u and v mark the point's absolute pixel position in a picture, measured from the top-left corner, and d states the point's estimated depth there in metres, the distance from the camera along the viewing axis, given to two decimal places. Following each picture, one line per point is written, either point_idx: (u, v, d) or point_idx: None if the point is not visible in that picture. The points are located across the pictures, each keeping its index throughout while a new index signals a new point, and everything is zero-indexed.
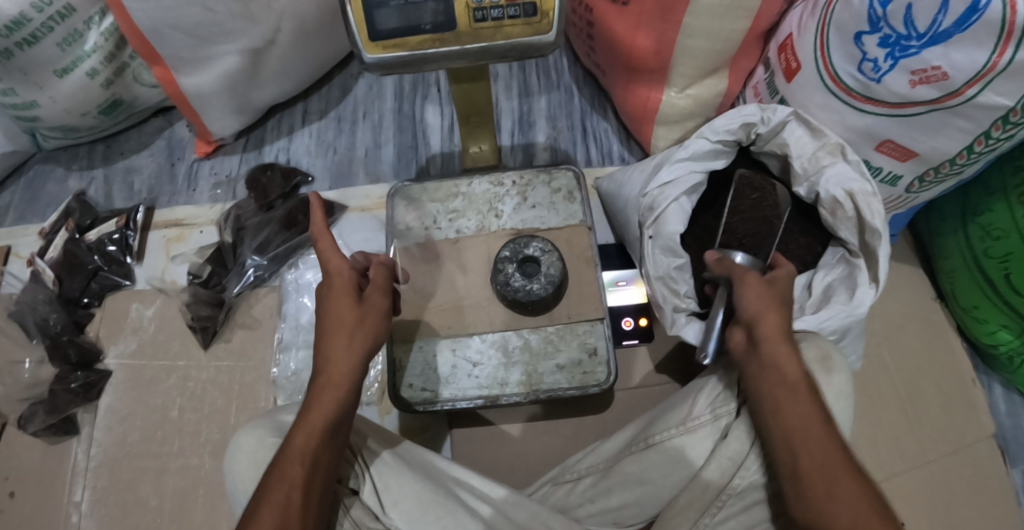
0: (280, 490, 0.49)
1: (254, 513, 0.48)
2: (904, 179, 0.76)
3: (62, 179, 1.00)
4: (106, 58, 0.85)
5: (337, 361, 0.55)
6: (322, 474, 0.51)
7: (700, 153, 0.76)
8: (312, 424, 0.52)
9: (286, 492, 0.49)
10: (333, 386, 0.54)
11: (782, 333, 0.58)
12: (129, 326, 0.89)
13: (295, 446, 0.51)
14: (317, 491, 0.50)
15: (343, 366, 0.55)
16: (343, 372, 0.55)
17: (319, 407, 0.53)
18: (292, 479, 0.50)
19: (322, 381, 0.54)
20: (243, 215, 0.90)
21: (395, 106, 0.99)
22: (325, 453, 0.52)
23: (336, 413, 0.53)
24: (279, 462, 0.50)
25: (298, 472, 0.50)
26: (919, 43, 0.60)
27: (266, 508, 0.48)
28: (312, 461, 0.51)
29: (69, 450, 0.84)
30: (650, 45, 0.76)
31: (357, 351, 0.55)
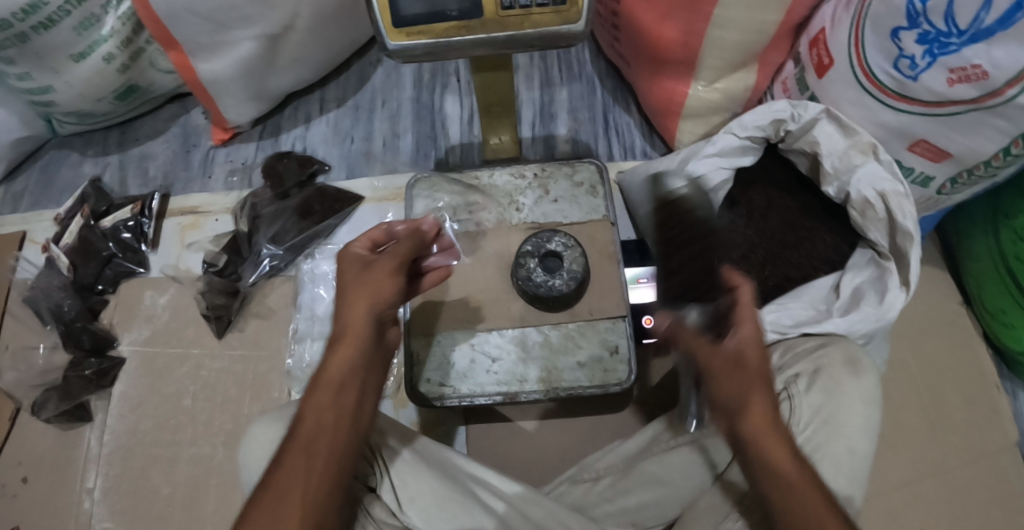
0: (290, 453, 0.49)
1: (268, 476, 0.48)
2: (936, 180, 0.74)
3: (77, 164, 0.99)
4: (122, 42, 0.84)
5: (350, 322, 0.54)
6: (331, 439, 0.49)
7: (728, 149, 0.76)
8: (324, 387, 0.51)
9: (297, 456, 0.48)
10: (347, 345, 0.53)
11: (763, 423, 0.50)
12: (142, 313, 0.89)
13: (307, 411, 0.50)
14: (325, 458, 0.48)
15: (355, 326, 0.54)
16: (358, 333, 0.54)
17: (331, 368, 0.52)
18: (301, 441, 0.49)
19: (338, 341, 0.53)
20: (260, 203, 0.88)
21: (413, 95, 0.98)
22: (334, 418, 0.50)
23: (348, 376, 0.52)
24: (292, 429, 0.50)
25: (306, 435, 0.49)
26: (959, 40, 0.58)
27: (276, 471, 0.48)
28: (320, 425, 0.50)
29: (82, 436, 0.84)
30: (677, 37, 0.74)
31: (364, 309, 0.54)
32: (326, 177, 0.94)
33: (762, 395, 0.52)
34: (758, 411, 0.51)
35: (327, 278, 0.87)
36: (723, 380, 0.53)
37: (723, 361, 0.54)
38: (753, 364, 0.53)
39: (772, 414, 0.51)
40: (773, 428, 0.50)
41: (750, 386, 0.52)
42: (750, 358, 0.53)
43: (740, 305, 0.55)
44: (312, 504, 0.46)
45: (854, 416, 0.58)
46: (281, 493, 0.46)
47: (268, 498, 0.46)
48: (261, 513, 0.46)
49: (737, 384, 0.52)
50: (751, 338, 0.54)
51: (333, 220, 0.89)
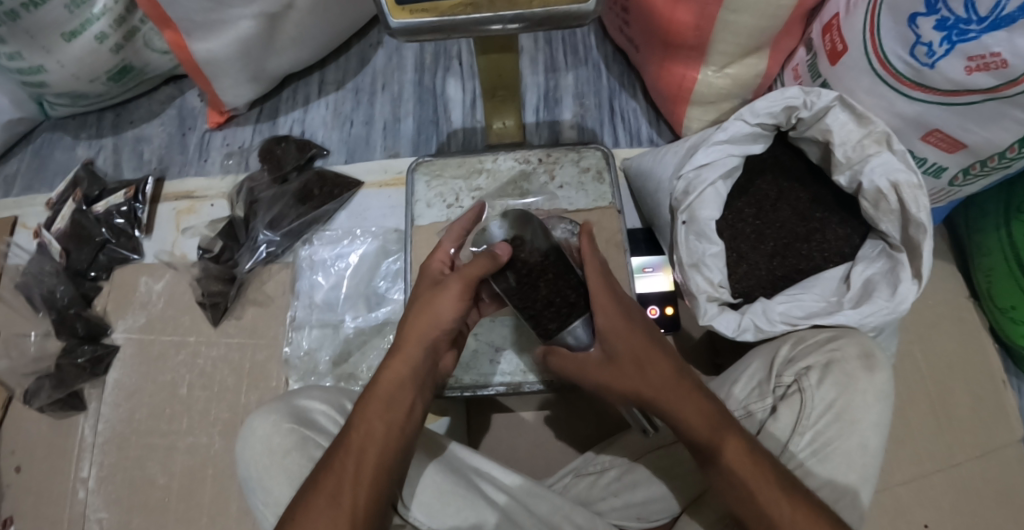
0: (338, 459, 0.48)
1: (316, 477, 0.47)
2: (949, 171, 0.72)
3: (70, 147, 0.97)
4: (116, 21, 0.81)
5: (409, 336, 0.55)
6: (381, 447, 0.48)
7: (739, 136, 0.74)
8: (376, 399, 0.51)
9: (346, 461, 0.48)
10: (401, 360, 0.53)
11: (669, 385, 0.52)
12: (138, 300, 0.87)
13: (358, 415, 0.50)
14: (375, 465, 0.48)
15: (416, 345, 0.54)
16: (416, 349, 0.54)
17: (383, 380, 0.52)
18: (350, 447, 0.48)
19: (393, 354, 0.54)
20: (257, 187, 0.86)
21: (414, 78, 0.95)
22: (384, 430, 0.49)
23: (398, 390, 0.52)
24: (341, 435, 0.50)
25: (356, 439, 0.49)
26: (979, 27, 0.56)
27: (325, 476, 0.47)
28: (370, 433, 0.49)
29: (75, 425, 0.82)
30: (689, 20, 0.72)
31: (421, 328, 0.55)
32: (325, 161, 0.91)
33: (643, 373, 0.53)
34: (648, 384, 0.53)
35: (326, 265, 0.84)
36: (607, 378, 0.55)
37: (600, 363, 0.56)
38: (623, 349, 0.54)
39: (664, 378, 0.53)
40: (663, 393, 0.52)
41: (631, 374, 0.54)
42: (619, 345, 0.55)
43: (596, 294, 0.57)
44: (359, 511, 0.45)
45: (866, 411, 0.58)
46: (332, 496, 0.46)
47: (317, 500, 0.46)
48: (307, 518, 0.45)
49: (619, 375, 0.54)
50: (613, 320, 0.56)
51: (332, 206, 0.86)
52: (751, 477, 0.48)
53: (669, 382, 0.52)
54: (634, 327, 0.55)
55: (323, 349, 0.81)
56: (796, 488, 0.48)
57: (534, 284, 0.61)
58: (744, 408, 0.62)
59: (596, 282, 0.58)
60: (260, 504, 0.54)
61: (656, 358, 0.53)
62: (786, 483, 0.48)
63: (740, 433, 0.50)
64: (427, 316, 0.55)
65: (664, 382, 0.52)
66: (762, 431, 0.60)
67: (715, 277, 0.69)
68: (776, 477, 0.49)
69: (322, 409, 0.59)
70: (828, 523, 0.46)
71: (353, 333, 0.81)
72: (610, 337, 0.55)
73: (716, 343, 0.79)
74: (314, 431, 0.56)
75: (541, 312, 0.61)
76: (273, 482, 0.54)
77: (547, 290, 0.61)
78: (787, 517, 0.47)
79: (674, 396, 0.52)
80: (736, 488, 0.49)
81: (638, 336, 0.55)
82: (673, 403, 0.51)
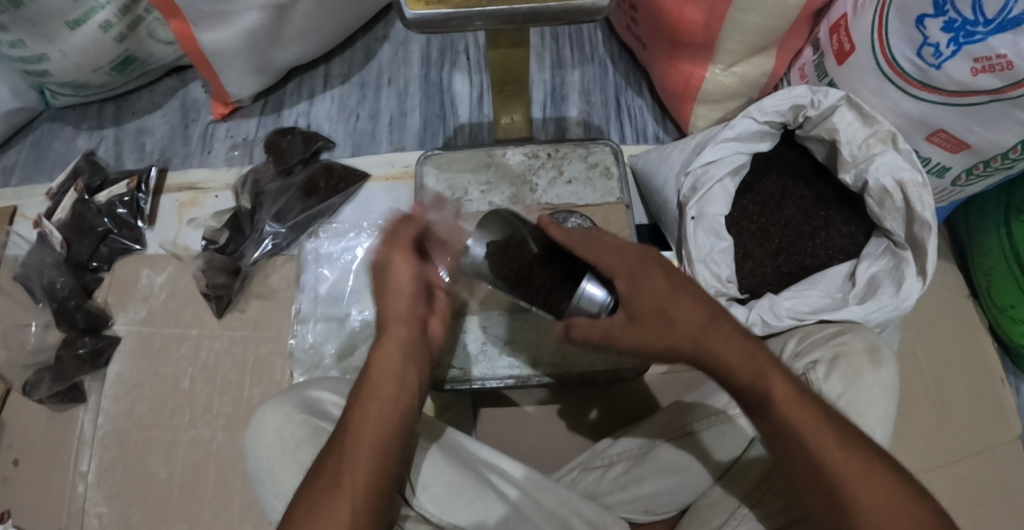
0: (337, 441, 0.46)
1: (318, 462, 0.45)
2: (952, 171, 0.73)
3: (70, 138, 0.96)
4: (120, 10, 0.80)
5: (390, 314, 0.52)
6: (377, 426, 0.46)
7: (746, 134, 0.74)
8: (373, 379, 0.49)
9: (342, 442, 0.45)
10: (387, 336, 0.51)
11: (710, 332, 0.46)
12: (139, 292, 0.86)
13: (354, 398, 0.48)
14: (371, 444, 0.45)
15: (399, 320, 0.52)
16: (399, 325, 0.51)
17: (376, 359, 0.50)
18: (347, 427, 0.46)
19: (378, 334, 0.51)
20: (262, 179, 0.86)
21: (421, 73, 0.95)
22: (379, 408, 0.47)
23: (388, 366, 0.49)
24: (341, 417, 0.47)
25: (354, 418, 0.47)
26: (986, 29, 0.57)
27: (325, 461, 0.45)
28: (366, 413, 0.47)
29: (75, 418, 0.81)
30: (698, 18, 0.73)
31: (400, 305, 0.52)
32: (331, 154, 0.91)
33: (674, 329, 0.46)
34: (683, 337, 0.46)
35: (331, 258, 0.84)
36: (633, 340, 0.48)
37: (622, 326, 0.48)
38: (645, 301, 0.47)
39: (700, 329, 0.46)
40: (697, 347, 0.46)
41: (660, 330, 0.46)
42: (642, 303, 0.47)
43: (612, 252, 0.49)
44: (359, 492, 0.43)
45: (875, 405, 0.58)
46: (329, 478, 0.44)
47: (318, 485, 0.43)
48: (307, 503, 0.43)
49: (646, 333, 0.47)
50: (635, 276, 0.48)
51: (338, 199, 0.86)
52: (807, 427, 0.45)
53: (709, 333, 0.46)
54: (654, 277, 0.48)
55: (328, 342, 0.80)
56: (846, 431, 0.45)
57: (527, 272, 0.54)
58: None
59: (593, 250, 0.50)
60: (269, 496, 0.54)
61: (688, 311, 0.46)
62: (842, 429, 0.45)
63: (788, 381, 0.46)
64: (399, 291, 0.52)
65: (703, 337, 0.46)
66: None
67: (723, 273, 0.70)
68: (830, 427, 0.45)
69: (333, 400, 0.58)
70: (886, 469, 0.44)
71: (359, 327, 0.81)
72: (628, 296, 0.48)
73: None
74: (326, 422, 0.56)
75: (548, 299, 0.55)
76: (283, 474, 0.54)
77: (545, 275, 0.54)
78: (847, 469, 0.44)
79: (716, 348, 0.46)
80: (795, 443, 0.45)
81: (663, 287, 0.47)
82: (723, 355, 0.46)
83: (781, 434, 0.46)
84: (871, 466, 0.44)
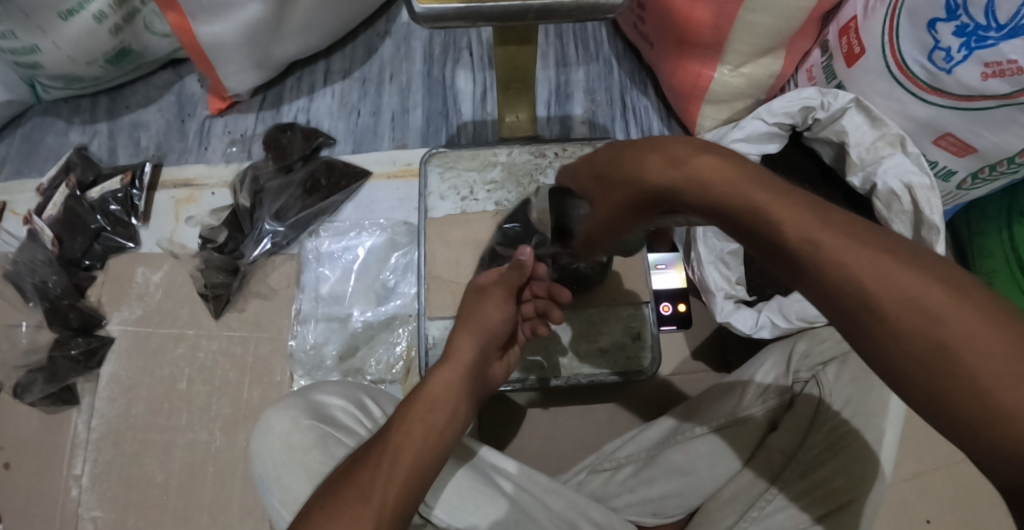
0: (373, 455, 0.43)
1: (348, 473, 0.43)
2: (957, 175, 0.73)
3: (62, 132, 0.93)
4: (115, 1, 0.78)
5: (459, 345, 0.51)
6: (418, 449, 0.44)
7: (756, 135, 0.74)
8: (422, 400, 0.47)
9: (379, 457, 0.43)
10: (450, 367, 0.49)
11: (663, 167, 0.39)
12: (134, 291, 0.84)
13: (395, 416, 0.46)
14: (409, 463, 0.43)
15: (467, 352, 0.51)
16: (465, 357, 0.51)
17: (432, 385, 0.48)
18: (387, 443, 0.44)
19: (443, 360, 0.50)
20: (261, 176, 0.84)
21: (424, 69, 0.94)
22: (425, 431, 0.45)
23: (444, 395, 0.48)
24: (381, 431, 0.45)
25: (396, 436, 0.44)
26: (997, 34, 0.57)
27: (358, 472, 0.42)
28: (409, 428, 0.45)
29: (68, 420, 0.79)
30: (708, 18, 0.72)
31: (477, 338, 0.52)
32: (332, 151, 0.89)
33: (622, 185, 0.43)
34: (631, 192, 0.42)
35: (333, 257, 0.83)
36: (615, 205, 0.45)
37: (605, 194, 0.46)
38: (610, 168, 0.45)
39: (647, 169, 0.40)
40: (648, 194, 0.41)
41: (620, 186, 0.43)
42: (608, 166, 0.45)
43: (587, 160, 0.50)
44: (389, 510, 0.40)
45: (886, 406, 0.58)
46: (360, 491, 0.41)
47: (349, 493, 0.41)
48: (334, 510, 0.40)
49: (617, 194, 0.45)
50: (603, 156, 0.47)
51: (339, 197, 0.84)
52: (769, 222, 0.34)
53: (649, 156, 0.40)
54: (609, 150, 0.46)
55: (330, 343, 0.79)
56: (858, 237, 0.31)
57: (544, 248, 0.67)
58: (761, 403, 0.63)
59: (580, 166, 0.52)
60: (276, 504, 0.52)
61: (628, 153, 0.42)
62: (843, 234, 0.32)
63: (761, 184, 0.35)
64: (472, 329, 0.53)
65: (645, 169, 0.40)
66: (780, 426, 0.62)
67: (733, 274, 0.69)
68: (820, 220, 0.32)
69: (340, 405, 0.57)
70: (902, 271, 0.30)
71: (361, 328, 0.80)
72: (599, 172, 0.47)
73: (726, 339, 0.78)
74: (334, 427, 0.55)
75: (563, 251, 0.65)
76: (290, 480, 0.52)
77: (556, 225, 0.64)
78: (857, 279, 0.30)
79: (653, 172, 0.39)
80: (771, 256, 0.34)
81: (613, 152, 0.45)
82: (671, 189, 0.38)
83: (762, 248, 0.35)
84: (893, 261, 0.30)
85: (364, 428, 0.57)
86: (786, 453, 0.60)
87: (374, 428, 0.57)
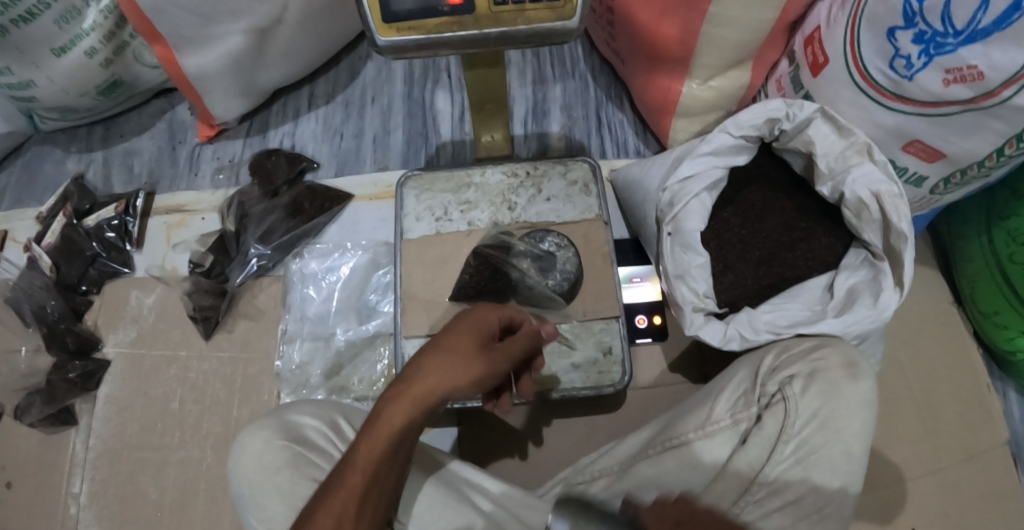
0: (339, 497, 0.44)
1: (308, 516, 0.44)
2: (929, 180, 0.73)
3: (60, 161, 0.97)
4: (105, 36, 0.81)
5: (424, 380, 0.48)
6: (384, 487, 0.46)
7: (723, 148, 0.75)
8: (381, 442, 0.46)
9: (342, 499, 0.44)
10: (410, 405, 0.47)
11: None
12: (128, 314, 0.87)
13: (357, 456, 0.46)
14: (372, 508, 0.45)
15: (433, 386, 0.48)
16: (430, 391, 0.48)
17: (391, 427, 0.46)
18: (349, 488, 0.45)
19: (402, 394, 0.47)
20: (248, 202, 0.87)
21: (404, 91, 0.96)
22: (385, 479, 0.46)
23: (405, 434, 0.46)
24: (342, 466, 0.46)
25: (355, 482, 0.45)
26: (955, 40, 0.57)
27: (321, 514, 0.44)
28: (375, 471, 0.45)
29: (67, 440, 0.82)
30: (675, 34, 0.73)
31: (448, 377, 0.48)
32: (315, 175, 0.92)
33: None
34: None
35: (316, 278, 0.85)
36: None
37: None
38: None
39: None
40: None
41: None
42: None
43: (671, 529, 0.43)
44: None
45: (850, 419, 0.59)
46: None
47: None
48: None
49: None
50: None
51: (322, 219, 0.87)
52: None
53: None
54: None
55: (315, 362, 0.81)
56: None
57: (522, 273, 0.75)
58: (730, 416, 0.62)
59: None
60: (253, 521, 0.55)
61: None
62: None
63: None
64: (444, 358, 0.49)
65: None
66: (748, 439, 0.61)
67: (699, 287, 0.71)
68: None
69: (312, 424, 0.58)
70: None
71: (344, 346, 0.82)
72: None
73: (703, 352, 0.80)
74: (307, 447, 0.57)
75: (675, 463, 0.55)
76: (266, 499, 0.55)
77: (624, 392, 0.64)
78: None
79: None
80: None
81: None
82: None
83: None
84: None
85: (336, 448, 0.58)
86: (754, 466, 0.60)
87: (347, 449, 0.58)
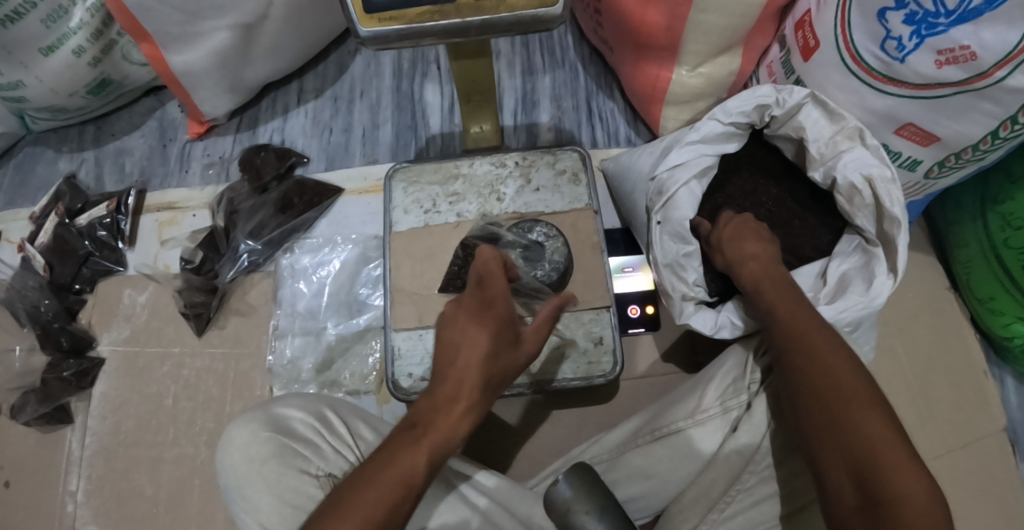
0: (395, 486, 0.45)
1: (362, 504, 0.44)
2: (923, 164, 0.72)
3: (52, 162, 0.97)
4: (92, 35, 0.81)
5: (473, 379, 0.48)
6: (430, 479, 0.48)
7: (711, 136, 0.74)
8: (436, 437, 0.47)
9: (397, 491, 0.45)
10: (469, 406, 0.49)
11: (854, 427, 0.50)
12: (121, 312, 0.87)
13: (416, 449, 0.46)
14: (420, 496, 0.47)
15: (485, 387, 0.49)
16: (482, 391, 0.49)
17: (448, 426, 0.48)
18: (405, 477, 0.46)
19: (461, 396, 0.48)
20: (237, 198, 0.86)
21: (393, 85, 0.96)
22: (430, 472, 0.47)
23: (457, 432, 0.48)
24: (393, 458, 0.46)
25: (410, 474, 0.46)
26: (947, 20, 0.56)
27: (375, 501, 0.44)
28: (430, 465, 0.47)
29: (63, 439, 0.82)
30: (662, 21, 0.72)
31: (493, 373, 0.49)
32: (305, 169, 0.92)
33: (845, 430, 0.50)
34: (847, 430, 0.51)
35: (307, 273, 0.85)
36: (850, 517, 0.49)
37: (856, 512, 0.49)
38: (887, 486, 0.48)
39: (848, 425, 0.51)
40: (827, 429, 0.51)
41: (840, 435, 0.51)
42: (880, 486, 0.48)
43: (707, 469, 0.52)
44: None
45: None
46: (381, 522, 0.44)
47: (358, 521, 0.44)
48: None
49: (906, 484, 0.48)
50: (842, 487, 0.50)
51: (313, 214, 0.87)
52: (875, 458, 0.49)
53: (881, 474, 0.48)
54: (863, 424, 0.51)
55: (307, 357, 0.81)
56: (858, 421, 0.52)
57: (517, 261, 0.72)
58: (720, 404, 0.61)
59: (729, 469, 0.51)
60: (240, 512, 0.55)
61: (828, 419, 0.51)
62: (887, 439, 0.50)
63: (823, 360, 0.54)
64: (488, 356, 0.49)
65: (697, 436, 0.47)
66: (739, 426, 0.60)
67: (689, 275, 0.71)
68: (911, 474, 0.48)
69: (299, 417, 0.58)
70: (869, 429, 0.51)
71: (335, 340, 0.82)
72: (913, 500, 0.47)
73: (696, 340, 0.79)
74: (292, 439, 0.57)
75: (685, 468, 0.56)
76: (252, 490, 0.55)
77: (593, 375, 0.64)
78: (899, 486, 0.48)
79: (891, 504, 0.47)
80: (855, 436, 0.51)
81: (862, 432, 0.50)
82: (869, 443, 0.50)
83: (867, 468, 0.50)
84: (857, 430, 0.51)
85: (323, 440, 0.58)
86: (743, 454, 0.59)
87: (334, 442, 0.58)
